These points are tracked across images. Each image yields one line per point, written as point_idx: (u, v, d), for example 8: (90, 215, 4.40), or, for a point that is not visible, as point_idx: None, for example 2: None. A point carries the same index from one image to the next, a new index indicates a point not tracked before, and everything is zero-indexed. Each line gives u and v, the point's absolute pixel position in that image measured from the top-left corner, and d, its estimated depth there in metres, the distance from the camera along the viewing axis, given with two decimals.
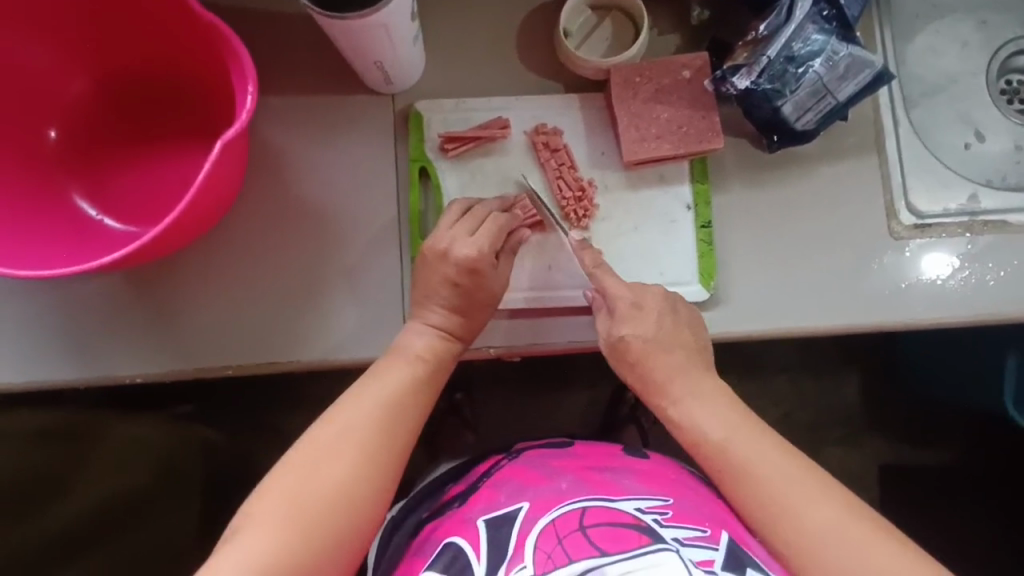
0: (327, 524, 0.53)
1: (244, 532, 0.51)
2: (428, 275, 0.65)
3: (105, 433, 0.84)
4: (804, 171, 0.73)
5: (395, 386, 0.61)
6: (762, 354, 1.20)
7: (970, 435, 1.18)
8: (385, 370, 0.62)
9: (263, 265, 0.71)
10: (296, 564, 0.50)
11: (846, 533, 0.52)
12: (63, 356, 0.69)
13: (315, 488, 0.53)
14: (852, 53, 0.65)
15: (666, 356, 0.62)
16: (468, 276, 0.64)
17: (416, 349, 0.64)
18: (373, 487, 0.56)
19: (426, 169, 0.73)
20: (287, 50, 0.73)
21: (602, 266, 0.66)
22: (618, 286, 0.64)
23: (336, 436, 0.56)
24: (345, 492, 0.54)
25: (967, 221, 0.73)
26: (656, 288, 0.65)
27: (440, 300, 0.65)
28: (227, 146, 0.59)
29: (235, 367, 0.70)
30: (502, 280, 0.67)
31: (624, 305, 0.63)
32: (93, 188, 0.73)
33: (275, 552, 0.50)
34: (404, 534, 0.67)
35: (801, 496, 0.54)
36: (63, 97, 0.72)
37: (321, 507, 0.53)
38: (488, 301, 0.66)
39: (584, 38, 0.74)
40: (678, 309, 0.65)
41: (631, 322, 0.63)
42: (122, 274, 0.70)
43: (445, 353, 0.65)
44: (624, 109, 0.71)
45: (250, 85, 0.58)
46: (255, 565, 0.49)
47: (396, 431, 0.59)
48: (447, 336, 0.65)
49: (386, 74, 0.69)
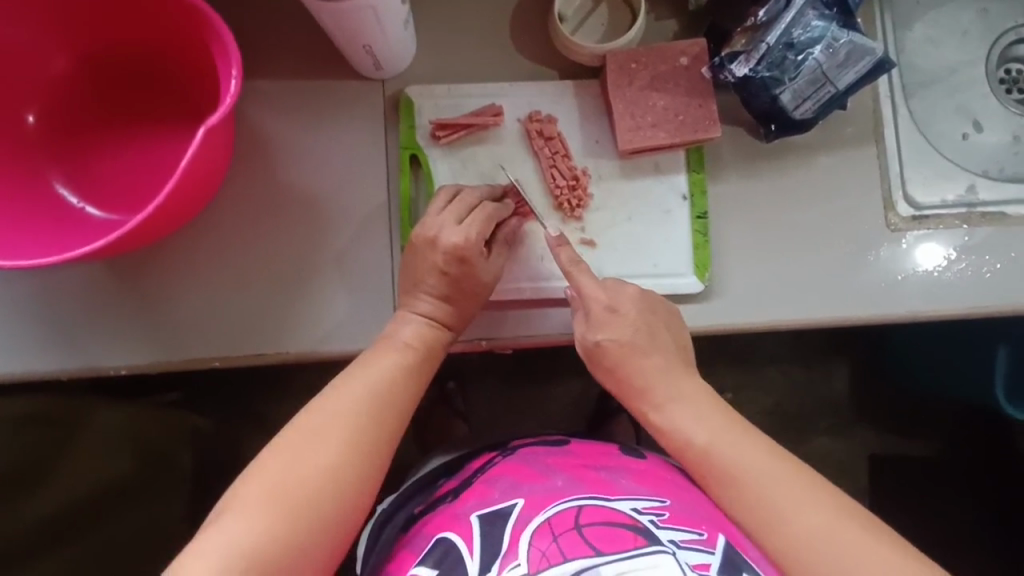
0: (313, 512, 0.52)
1: (229, 517, 0.50)
2: (417, 264, 0.64)
3: (92, 418, 0.84)
4: (801, 161, 0.72)
5: (383, 374, 0.60)
6: (755, 344, 1.20)
7: (959, 425, 1.19)
8: (373, 358, 0.61)
9: (251, 254, 0.69)
10: (282, 550, 0.50)
11: (837, 539, 0.51)
12: (45, 347, 0.68)
13: (301, 475, 0.53)
14: (853, 39, 0.63)
15: (644, 360, 0.61)
16: (457, 263, 0.63)
17: (404, 337, 0.63)
18: (361, 476, 0.55)
19: (417, 157, 0.71)
20: (275, 33, 0.71)
21: (578, 265, 0.65)
22: (593, 288, 0.63)
23: (324, 423, 0.56)
24: (332, 479, 0.53)
25: (965, 212, 0.72)
26: (632, 289, 0.64)
27: (430, 288, 0.64)
28: (212, 132, 0.57)
29: (222, 358, 0.69)
30: (492, 269, 0.66)
31: (600, 309, 0.63)
32: (74, 175, 0.71)
33: (261, 539, 0.49)
34: (393, 527, 0.67)
35: (788, 500, 0.53)
36: (41, 80, 0.70)
37: (307, 493, 0.52)
38: (478, 290, 0.65)
39: (580, 23, 0.72)
40: (656, 307, 0.64)
41: (608, 328, 0.62)
42: (106, 263, 0.69)
43: (435, 342, 0.64)
44: (620, 97, 0.69)
45: (234, 69, 0.56)
46: (239, 548, 0.48)
47: (383, 419, 0.58)
48: (436, 324, 0.64)
49: (376, 59, 0.67)
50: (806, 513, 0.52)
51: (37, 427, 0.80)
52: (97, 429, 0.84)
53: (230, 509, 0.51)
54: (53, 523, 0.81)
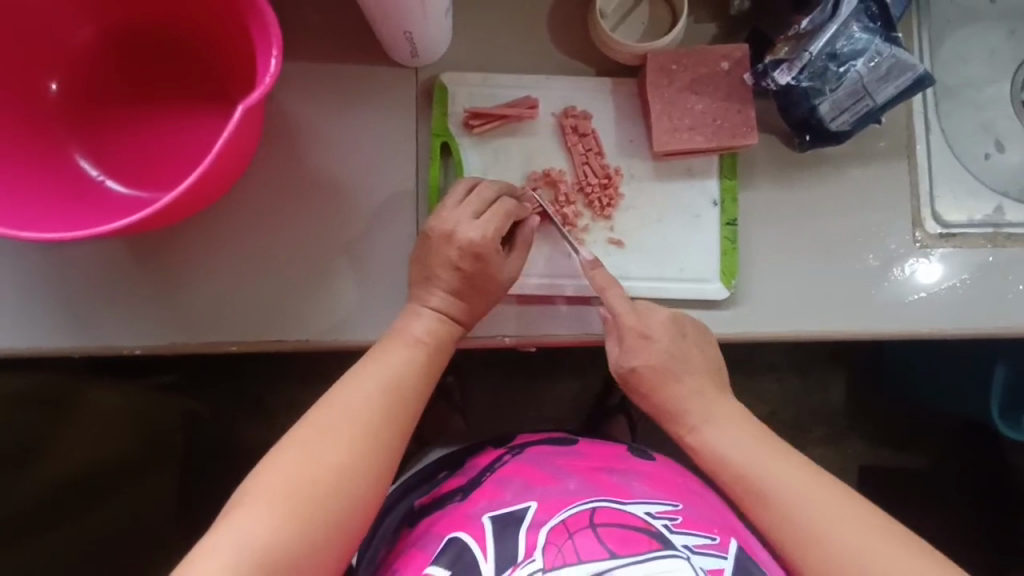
0: (322, 508, 0.51)
1: (238, 515, 0.49)
2: (430, 257, 0.63)
3: (80, 398, 0.85)
4: (832, 172, 0.72)
5: (391, 367, 0.59)
6: (753, 354, 1.20)
7: (949, 440, 1.21)
8: (383, 352, 0.60)
9: (275, 238, 0.68)
10: (300, 536, 0.49)
11: (761, 460, 0.57)
12: (56, 325, 0.66)
13: (315, 467, 0.52)
14: (896, 54, 0.62)
15: (678, 386, 0.62)
16: (472, 260, 0.62)
17: (416, 332, 0.61)
18: (369, 477, 0.54)
19: (448, 145, 0.70)
20: (308, 12, 0.69)
21: (612, 286, 0.64)
22: (628, 314, 0.63)
23: (334, 420, 0.55)
24: (341, 479, 0.52)
25: (991, 232, 0.72)
26: (663, 313, 0.64)
27: (443, 283, 0.62)
28: (247, 112, 0.55)
29: (240, 343, 0.67)
30: (507, 269, 0.64)
31: (633, 335, 0.63)
32: (95, 148, 0.69)
33: (275, 534, 0.48)
34: (394, 519, 0.68)
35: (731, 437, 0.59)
36: (64, 47, 0.67)
37: (315, 492, 0.51)
38: (491, 288, 0.64)
39: (621, 19, 0.72)
40: (686, 327, 0.64)
41: (639, 353, 0.62)
42: (126, 241, 0.67)
43: (447, 336, 0.63)
44: (659, 97, 0.69)
45: (274, 49, 0.54)
46: (249, 551, 0.47)
47: (395, 412, 0.57)
48: (448, 319, 0.63)
49: (413, 45, 0.65)
50: (714, 422, 0.60)
51: (30, 405, 0.83)
52: (83, 410, 0.86)
53: (247, 500, 0.50)
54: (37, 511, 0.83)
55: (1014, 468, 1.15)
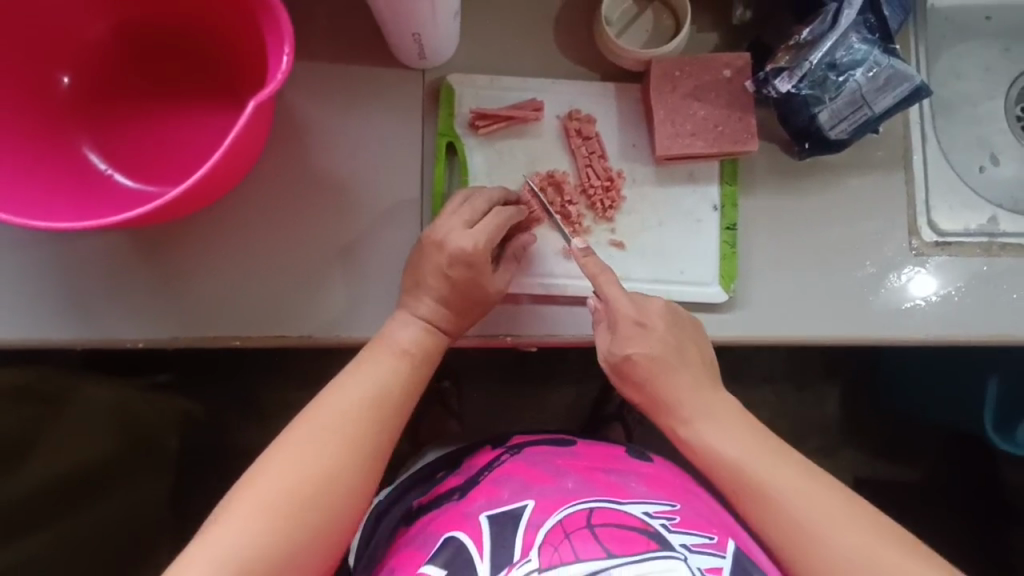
0: (303, 520, 0.51)
1: (220, 526, 0.49)
2: (421, 265, 0.63)
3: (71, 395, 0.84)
4: (831, 180, 0.73)
5: (378, 377, 0.59)
6: (750, 359, 1.21)
7: (943, 453, 1.22)
8: (371, 360, 0.60)
9: (280, 234, 0.68)
10: (280, 547, 0.49)
11: (774, 468, 0.56)
12: (59, 316, 0.66)
13: (298, 478, 0.52)
14: (894, 65, 0.64)
15: (673, 377, 0.61)
16: (463, 269, 0.63)
17: (402, 342, 0.62)
18: (352, 489, 0.54)
19: (454, 145, 0.71)
20: (318, 14, 0.71)
21: (607, 274, 0.64)
22: (620, 297, 0.62)
23: (320, 428, 0.55)
24: (323, 492, 0.52)
25: (986, 242, 0.74)
26: (659, 304, 0.64)
27: (432, 291, 0.63)
28: (258, 108, 0.56)
29: (244, 337, 0.67)
30: (495, 283, 0.65)
31: (626, 321, 0.62)
32: (104, 142, 0.69)
33: (256, 547, 0.49)
34: (391, 520, 0.68)
35: (744, 444, 0.58)
36: (76, 42, 0.68)
37: (297, 504, 0.51)
38: (478, 301, 0.64)
39: (625, 27, 0.73)
40: (682, 321, 0.64)
41: (633, 341, 0.62)
42: (132, 233, 0.68)
43: (432, 346, 0.63)
44: (661, 103, 0.70)
45: (286, 47, 0.55)
46: (229, 562, 0.47)
47: (381, 424, 0.57)
48: (434, 329, 0.63)
49: (421, 47, 0.66)
50: (729, 426, 0.59)
51: (25, 399, 0.81)
52: (76, 407, 0.84)
53: (231, 504, 0.50)
54: (33, 502, 0.80)
55: (1007, 481, 1.15)
